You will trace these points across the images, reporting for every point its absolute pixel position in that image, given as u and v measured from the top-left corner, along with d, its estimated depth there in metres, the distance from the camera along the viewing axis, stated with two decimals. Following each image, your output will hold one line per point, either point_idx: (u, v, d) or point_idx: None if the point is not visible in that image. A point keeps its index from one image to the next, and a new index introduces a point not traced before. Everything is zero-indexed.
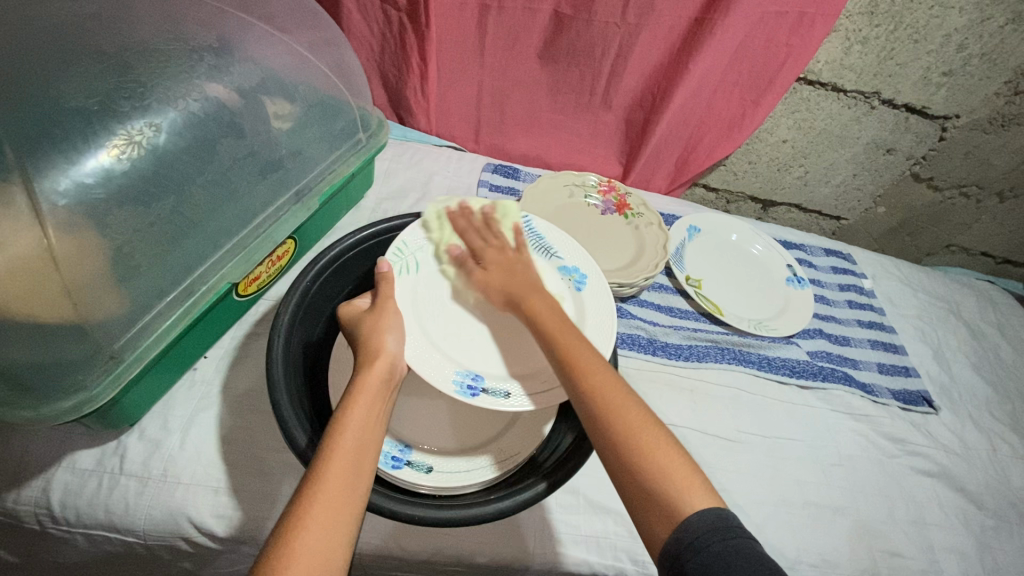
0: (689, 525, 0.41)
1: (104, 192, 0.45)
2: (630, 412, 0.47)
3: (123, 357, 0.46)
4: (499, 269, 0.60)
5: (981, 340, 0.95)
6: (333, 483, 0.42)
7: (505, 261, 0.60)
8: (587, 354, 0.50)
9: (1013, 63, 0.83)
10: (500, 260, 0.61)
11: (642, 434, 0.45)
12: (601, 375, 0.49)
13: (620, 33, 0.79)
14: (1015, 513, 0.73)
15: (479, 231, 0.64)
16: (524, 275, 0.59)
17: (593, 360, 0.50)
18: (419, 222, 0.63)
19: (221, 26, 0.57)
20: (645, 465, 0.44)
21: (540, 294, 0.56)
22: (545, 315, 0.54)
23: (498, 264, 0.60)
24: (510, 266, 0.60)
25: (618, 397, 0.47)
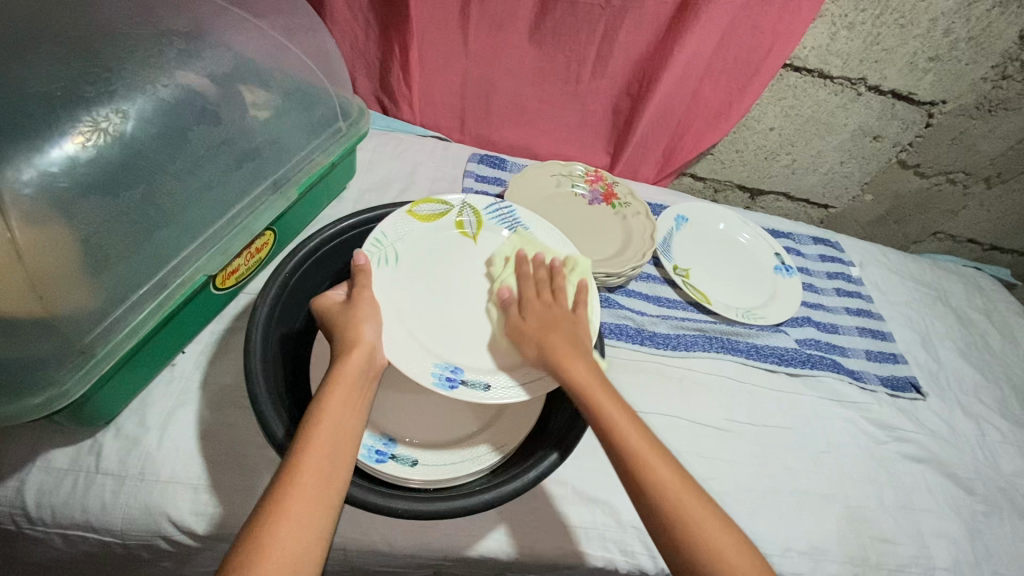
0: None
1: (70, 181, 0.44)
2: (705, 513, 0.45)
3: (94, 351, 0.45)
4: (545, 324, 0.54)
5: (969, 326, 0.95)
6: (309, 476, 0.41)
7: (556, 317, 0.55)
8: (651, 446, 0.48)
9: (998, 47, 0.83)
10: (546, 312, 0.56)
11: (717, 536, 0.44)
12: (665, 470, 0.47)
13: (605, 19, 0.78)
14: (1004, 497, 0.73)
15: (542, 282, 0.58)
16: (575, 335, 0.54)
17: (654, 455, 0.47)
18: (400, 211, 0.62)
19: (193, 12, 0.56)
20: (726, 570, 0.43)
21: (587, 362, 0.52)
22: (597, 389, 0.50)
23: (545, 317, 0.55)
24: (558, 323, 0.54)
25: (687, 496, 0.46)
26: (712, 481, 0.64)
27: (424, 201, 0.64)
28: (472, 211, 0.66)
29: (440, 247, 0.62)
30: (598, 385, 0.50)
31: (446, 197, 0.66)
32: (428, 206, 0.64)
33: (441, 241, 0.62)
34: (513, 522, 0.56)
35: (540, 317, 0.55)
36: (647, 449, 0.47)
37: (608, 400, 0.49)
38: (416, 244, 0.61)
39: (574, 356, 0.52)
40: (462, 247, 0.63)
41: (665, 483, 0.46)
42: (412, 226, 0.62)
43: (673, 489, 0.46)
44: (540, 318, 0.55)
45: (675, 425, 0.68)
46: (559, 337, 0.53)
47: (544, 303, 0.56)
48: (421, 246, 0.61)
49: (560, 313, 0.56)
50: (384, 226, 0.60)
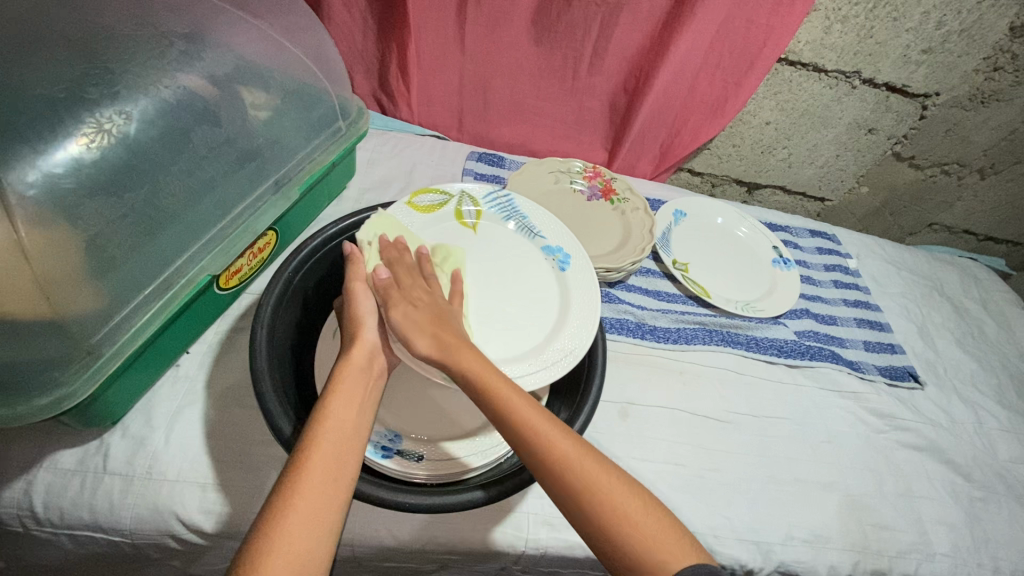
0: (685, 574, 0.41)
1: (74, 183, 0.44)
2: (608, 481, 0.45)
3: (101, 351, 0.45)
4: (428, 315, 0.52)
5: (965, 316, 0.96)
6: (317, 465, 0.42)
7: (437, 307, 0.54)
8: (548, 423, 0.46)
9: (990, 39, 0.84)
10: (428, 301, 0.54)
11: (625, 502, 0.44)
12: (565, 444, 0.46)
13: (600, 16, 0.78)
14: (1002, 484, 0.74)
15: (414, 272, 0.56)
16: (455, 326, 0.53)
17: (553, 430, 0.46)
18: (400, 204, 0.62)
19: (192, 13, 0.56)
20: (640, 539, 0.42)
21: (476, 349, 0.51)
22: (490, 374, 0.48)
23: (428, 307, 0.53)
24: (441, 314, 0.53)
25: (591, 468, 0.45)
26: (714, 472, 0.65)
27: (423, 191, 0.65)
28: (471, 201, 0.66)
29: (441, 237, 0.63)
30: (490, 369, 0.49)
31: (443, 187, 0.66)
32: (426, 197, 0.64)
33: (441, 233, 0.63)
34: (518, 515, 0.56)
35: (422, 306, 0.53)
36: (549, 427, 0.46)
37: (502, 382, 0.48)
38: (417, 235, 0.61)
39: (464, 344, 0.50)
40: (462, 236, 0.64)
41: (564, 458, 0.45)
42: (412, 218, 0.62)
43: (578, 465, 0.45)
44: (419, 306, 0.53)
45: (677, 417, 0.69)
46: (442, 327, 0.52)
47: (420, 291, 0.54)
48: (423, 237, 0.62)
49: (444, 306, 0.55)
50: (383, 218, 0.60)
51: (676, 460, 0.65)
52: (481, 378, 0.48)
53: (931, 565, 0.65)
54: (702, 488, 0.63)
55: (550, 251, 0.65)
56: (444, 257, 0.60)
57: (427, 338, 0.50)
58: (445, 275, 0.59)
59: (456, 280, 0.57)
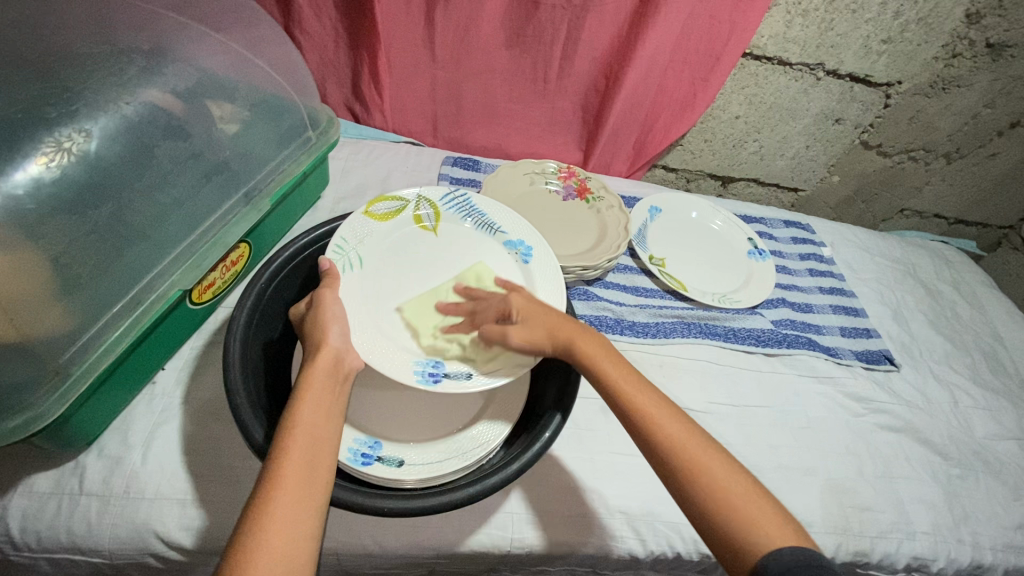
0: (778, 557, 0.39)
1: (35, 203, 0.44)
2: (706, 457, 0.45)
3: (69, 371, 0.44)
4: (534, 317, 0.54)
5: (937, 298, 0.98)
6: (289, 480, 0.41)
7: (532, 305, 0.55)
8: (656, 402, 0.48)
9: (947, 27, 0.86)
10: (524, 304, 0.55)
11: (728, 481, 0.44)
12: (647, 403, 0.48)
13: (567, 18, 0.80)
14: (978, 460, 0.76)
15: (475, 306, 0.57)
16: (558, 313, 0.55)
17: (659, 406, 0.48)
18: (358, 214, 0.63)
19: (152, 30, 0.56)
20: (732, 514, 0.42)
21: (592, 337, 0.53)
22: (602, 357, 0.51)
23: (535, 318, 0.54)
24: (539, 308, 0.54)
25: (696, 447, 0.46)
26: None
27: (379, 200, 0.65)
28: (429, 204, 0.67)
29: (402, 243, 0.63)
30: (613, 359, 0.52)
31: (400, 193, 0.67)
32: (382, 205, 0.65)
33: (401, 238, 0.64)
34: (501, 515, 0.57)
35: (521, 312, 0.54)
36: (658, 408, 0.48)
37: (614, 365, 0.51)
38: (377, 246, 0.62)
39: (578, 332, 0.53)
40: (422, 240, 0.64)
41: (673, 437, 0.46)
42: (370, 227, 0.63)
43: (680, 443, 0.46)
44: (520, 314, 0.54)
45: None
46: (546, 319, 0.53)
47: (504, 300, 0.56)
48: (382, 247, 0.62)
49: (529, 298, 0.56)
50: (343, 229, 0.61)
51: None
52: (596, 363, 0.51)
53: (912, 543, 0.66)
54: None
55: (513, 245, 0.66)
56: (476, 279, 0.61)
57: (542, 339, 0.52)
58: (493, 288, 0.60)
59: (507, 283, 0.59)
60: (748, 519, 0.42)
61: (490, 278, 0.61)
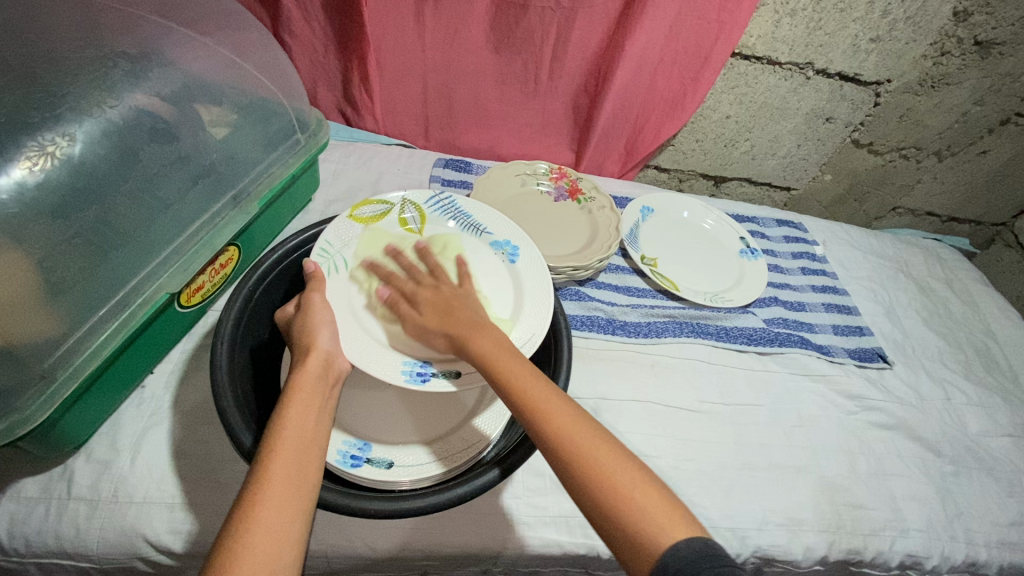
0: (675, 551, 0.39)
1: (19, 207, 0.44)
2: (615, 467, 0.43)
3: (55, 375, 0.45)
4: (439, 307, 0.54)
5: (930, 295, 0.98)
6: (276, 485, 0.41)
7: (443, 297, 0.55)
8: (546, 394, 0.47)
9: (935, 25, 0.86)
10: (436, 296, 0.55)
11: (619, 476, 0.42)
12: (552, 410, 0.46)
13: (556, 19, 0.80)
14: (971, 457, 0.75)
15: (417, 273, 0.58)
16: (467, 310, 0.54)
17: (552, 399, 0.47)
18: (342, 219, 0.63)
19: (139, 34, 0.56)
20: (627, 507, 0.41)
21: (489, 330, 0.52)
22: (503, 359, 0.49)
23: (434, 302, 0.55)
24: (448, 303, 0.55)
25: (585, 440, 0.44)
26: (688, 462, 0.65)
27: (365, 204, 0.65)
28: (413, 207, 0.67)
29: (389, 245, 0.63)
30: (504, 353, 0.49)
31: (385, 196, 0.67)
32: (368, 208, 0.65)
33: (387, 240, 0.63)
34: (492, 516, 0.56)
35: (431, 301, 0.55)
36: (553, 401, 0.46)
37: (509, 358, 0.49)
38: (363, 247, 0.61)
39: (474, 328, 0.52)
40: (409, 242, 0.64)
41: (562, 433, 0.45)
42: (356, 230, 0.63)
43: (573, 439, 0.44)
44: (428, 304, 0.55)
45: (650, 410, 0.69)
46: (452, 314, 0.53)
47: (421, 287, 0.57)
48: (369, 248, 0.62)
49: (450, 293, 0.56)
50: (330, 231, 0.61)
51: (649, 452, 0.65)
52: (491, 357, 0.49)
53: (905, 540, 0.66)
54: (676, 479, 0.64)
55: (499, 246, 0.66)
56: (442, 246, 0.63)
57: (438, 328, 0.53)
58: (450, 263, 0.62)
59: (461, 266, 0.60)
60: (639, 513, 0.41)
61: (455, 251, 0.63)
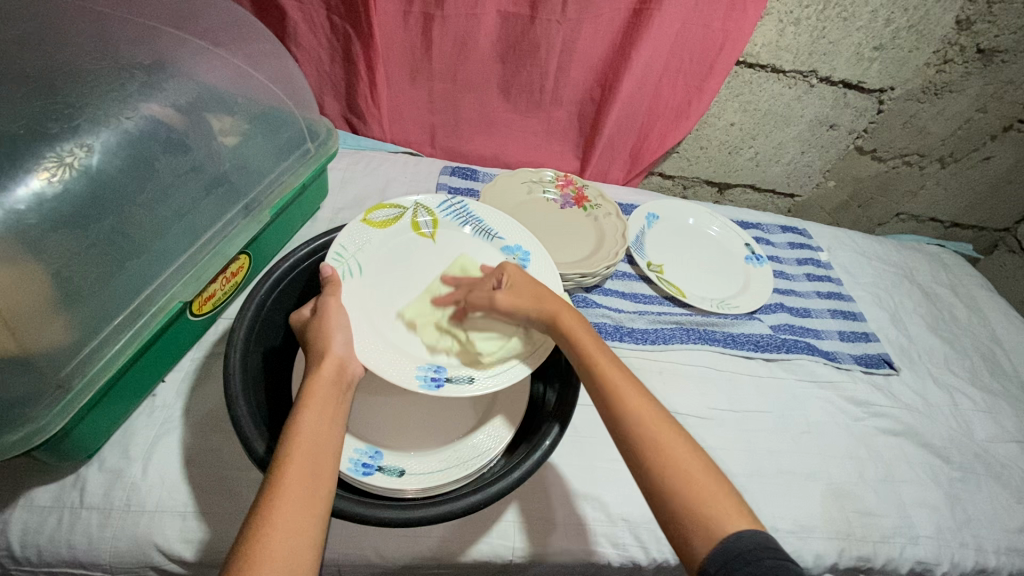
0: (739, 537, 0.40)
1: (37, 218, 0.44)
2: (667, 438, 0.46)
3: (71, 385, 0.45)
4: (525, 287, 0.58)
5: (935, 301, 0.98)
6: (293, 490, 0.41)
7: (528, 280, 0.59)
8: (618, 371, 0.50)
9: (938, 34, 0.87)
10: (516, 275, 0.59)
11: (689, 463, 0.44)
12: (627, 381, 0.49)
13: (562, 29, 0.81)
14: (979, 463, 0.76)
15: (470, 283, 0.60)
16: (553, 293, 0.58)
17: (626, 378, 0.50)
18: (358, 223, 0.63)
19: (153, 45, 0.57)
20: (698, 498, 0.42)
21: (575, 314, 0.55)
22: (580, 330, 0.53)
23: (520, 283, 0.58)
24: (535, 288, 0.58)
25: (658, 420, 0.47)
26: None
27: (378, 208, 0.65)
28: (426, 211, 0.68)
29: (401, 250, 0.64)
30: (591, 336, 0.53)
31: (398, 200, 0.67)
32: (381, 213, 0.65)
33: (400, 244, 0.64)
34: (502, 525, 0.56)
35: (512, 283, 0.58)
36: (626, 381, 0.49)
37: (589, 339, 0.53)
38: (377, 252, 0.62)
39: (565, 308, 0.55)
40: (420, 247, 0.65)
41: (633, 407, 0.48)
42: (370, 235, 0.63)
43: (646, 421, 0.47)
44: (511, 283, 0.58)
45: None
46: (534, 295, 0.57)
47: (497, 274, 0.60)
48: (382, 252, 0.63)
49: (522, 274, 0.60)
50: (347, 233, 0.62)
51: None
52: (577, 340, 0.52)
53: (915, 547, 0.66)
54: None
55: (510, 250, 0.66)
56: (462, 269, 0.63)
57: (527, 304, 0.56)
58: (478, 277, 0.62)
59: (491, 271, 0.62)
60: (708, 499, 0.43)
61: (475, 268, 0.63)
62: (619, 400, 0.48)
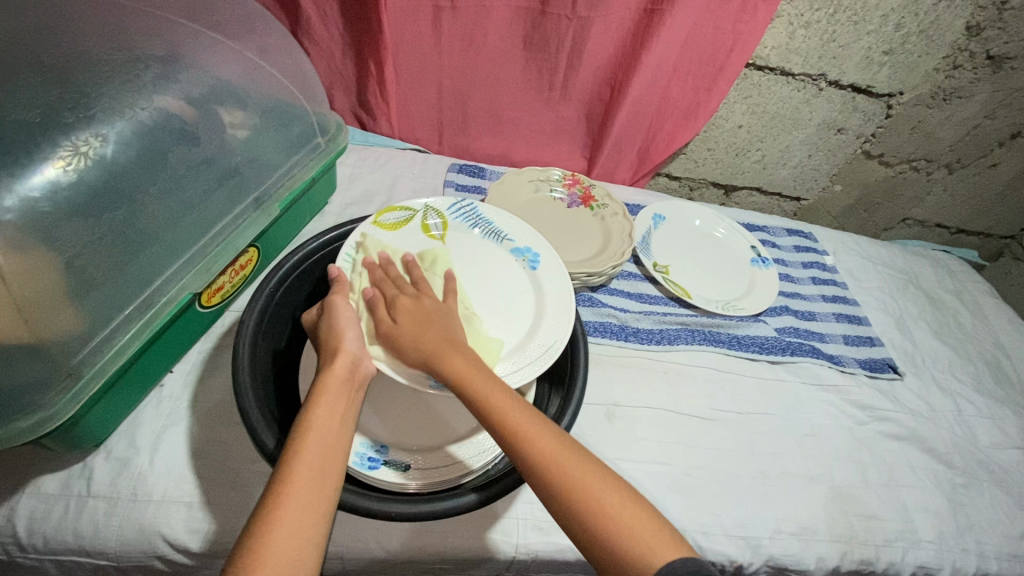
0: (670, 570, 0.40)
1: (52, 206, 0.45)
2: (637, 524, 0.42)
3: (82, 373, 0.45)
4: (413, 318, 0.53)
5: (940, 307, 0.98)
6: (299, 485, 0.42)
7: (420, 308, 0.54)
8: (582, 469, 0.45)
9: (949, 38, 0.87)
10: (412, 305, 0.54)
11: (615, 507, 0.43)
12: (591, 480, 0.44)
13: (573, 27, 0.80)
14: (983, 469, 0.75)
15: (404, 282, 0.57)
16: (443, 326, 0.52)
17: (526, 417, 0.47)
18: (367, 224, 0.63)
19: (168, 37, 0.57)
20: (609, 529, 0.42)
21: (465, 353, 0.50)
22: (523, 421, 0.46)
23: (412, 311, 0.53)
24: (426, 316, 0.53)
25: (581, 472, 0.44)
26: (699, 470, 0.65)
27: (389, 210, 0.66)
28: (436, 214, 0.68)
29: (413, 251, 0.64)
30: (488, 380, 0.48)
31: (408, 204, 0.67)
32: (392, 215, 0.65)
33: (411, 245, 0.64)
34: (504, 522, 0.56)
35: (405, 312, 0.53)
36: (537, 429, 0.46)
37: (535, 430, 0.46)
38: (387, 253, 0.62)
39: (455, 351, 0.50)
40: (432, 249, 0.65)
41: (596, 501, 0.43)
42: (381, 236, 0.63)
43: (566, 470, 0.44)
44: (403, 313, 0.53)
45: (661, 417, 0.69)
46: (423, 330, 0.51)
47: (401, 295, 0.55)
48: (394, 252, 0.63)
49: (433, 306, 0.55)
50: (353, 241, 0.61)
51: (662, 459, 0.65)
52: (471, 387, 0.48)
53: (917, 552, 0.66)
54: (690, 487, 0.64)
55: (520, 252, 0.67)
56: (431, 261, 0.62)
57: (409, 346, 0.51)
58: (436, 277, 0.60)
59: (446, 282, 0.59)
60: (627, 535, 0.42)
61: (444, 266, 0.62)
62: (579, 500, 0.43)
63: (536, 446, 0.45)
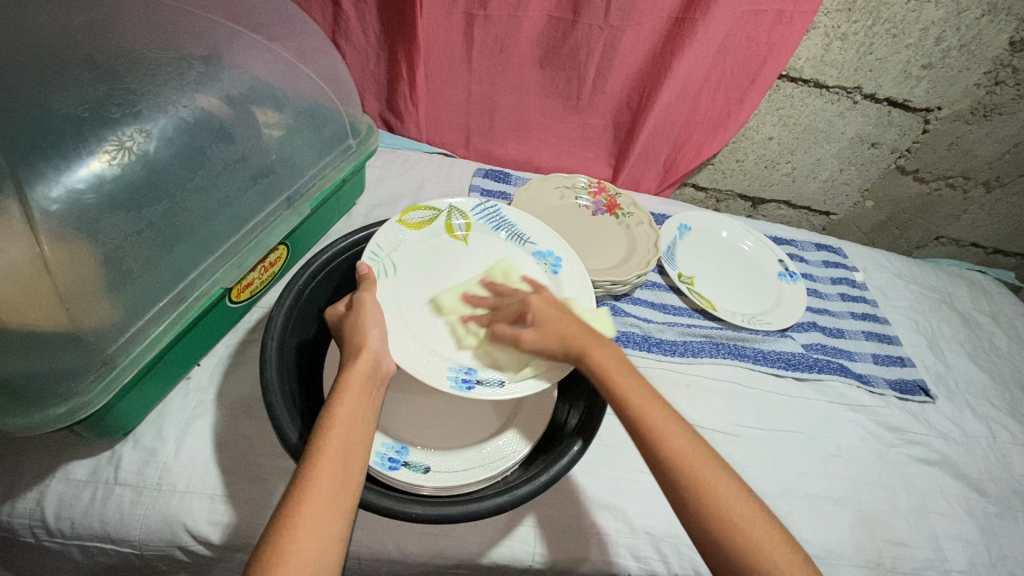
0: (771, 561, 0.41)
1: (94, 198, 0.46)
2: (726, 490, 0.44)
3: (116, 362, 0.46)
4: (549, 317, 0.54)
5: (974, 329, 0.95)
6: (323, 483, 0.42)
7: (549, 306, 0.56)
8: (683, 437, 0.47)
9: (990, 53, 0.84)
10: (542, 304, 0.55)
11: (697, 464, 0.45)
12: (685, 447, 0.46)
13: (604, 35, 0.80)
14: (1017, 499, 0.73)
15: (501, 299, 0.59)
16: (575, 319, 0.55)
17: (652, 402, 0.49)
18: (392, 223, 0.63)
19: (211, 37, 0.58)
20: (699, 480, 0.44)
21: (600, 342, 0.53)
22: (635, 392, 0.49)
23: (546, 314, 0.55)
24: (554, 315, 0.55)
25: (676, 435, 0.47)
26: None
27: (412, 209, 0.66)
28: (460, 214, 0.68)
29: (435, 251, 0.64)
30: (615, 359, 0.51)
31: (432, 202, 0.67)
32: (416, 214, 0.65)
33: (434, 245, 0.64)
34: (522, 530, 0.56)
35: (538, 313, 0.55)
36: (647, 400, 0.49)
37: (648, 399, 0.49)
38: (411, 253, 0.62)
39: (589, 339, 0.52)
40: (454, 249, 0.65)
41: (683, 455, 0.46)
42: (405, 235, 0.63)
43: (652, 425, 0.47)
44: (540, 313, 0.55)
45: None
46: (563, 324, 0.54)
47: (523, 300, 0.57)
48: (417, 252, 0.63)
49: (553, 301, 0.57)
50: (377, 241, 0.61)
51: None
52: (609, 371, 0.50)
53: None
54: None
55: (542, 256, 0.66)
56: (504, 271, 0.63)
57: (555, 342, 0.53)
58: (520, 284, 0.62)
59: (534, 282, 0.61)
60: (707, 487, 0.44)
61: (518, 272, 0.63)
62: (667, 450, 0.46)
63: (652, 413, 0.48)
